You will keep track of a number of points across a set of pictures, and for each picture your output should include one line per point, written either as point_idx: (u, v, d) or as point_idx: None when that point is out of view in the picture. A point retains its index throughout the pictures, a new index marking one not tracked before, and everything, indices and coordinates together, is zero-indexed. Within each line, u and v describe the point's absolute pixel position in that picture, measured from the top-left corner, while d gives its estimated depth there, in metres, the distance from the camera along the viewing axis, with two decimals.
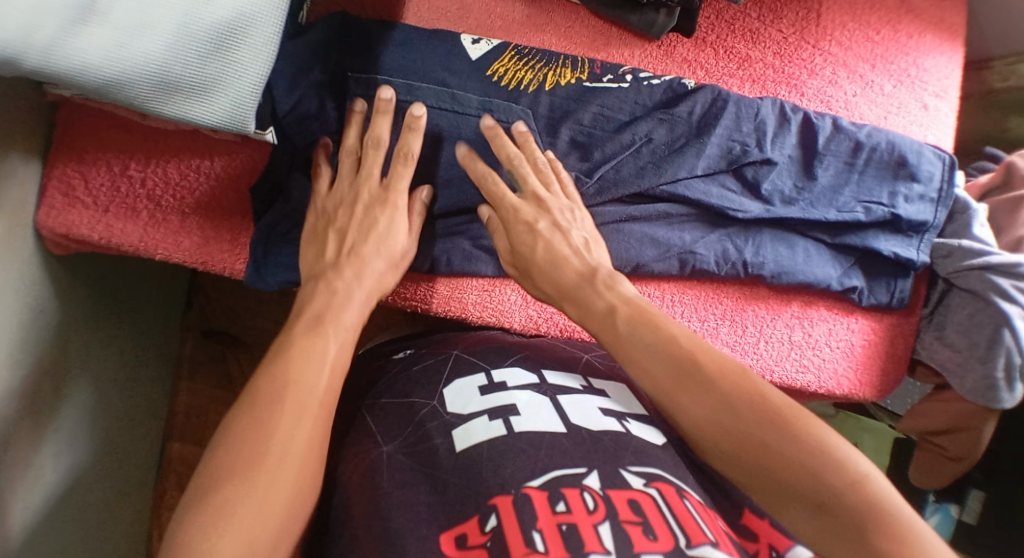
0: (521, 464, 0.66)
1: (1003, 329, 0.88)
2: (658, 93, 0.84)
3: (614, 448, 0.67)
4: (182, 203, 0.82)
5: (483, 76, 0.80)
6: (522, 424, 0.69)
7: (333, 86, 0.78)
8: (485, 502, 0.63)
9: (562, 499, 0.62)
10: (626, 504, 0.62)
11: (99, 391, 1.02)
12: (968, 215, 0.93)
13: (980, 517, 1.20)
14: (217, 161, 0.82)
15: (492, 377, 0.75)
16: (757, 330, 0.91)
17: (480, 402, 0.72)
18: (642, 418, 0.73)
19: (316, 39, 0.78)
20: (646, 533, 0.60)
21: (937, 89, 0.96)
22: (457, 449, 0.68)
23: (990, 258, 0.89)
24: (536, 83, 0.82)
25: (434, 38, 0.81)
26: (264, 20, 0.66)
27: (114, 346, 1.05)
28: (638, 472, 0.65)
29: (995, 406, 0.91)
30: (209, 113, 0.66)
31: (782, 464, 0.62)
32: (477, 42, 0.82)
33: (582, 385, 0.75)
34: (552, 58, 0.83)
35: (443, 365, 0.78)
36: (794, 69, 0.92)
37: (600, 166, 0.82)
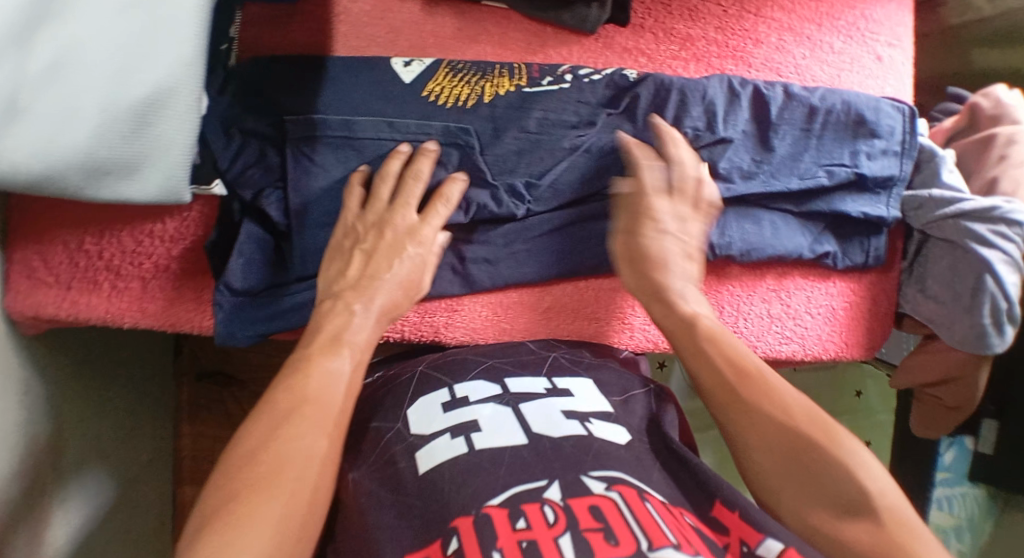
0: (483, 482, 0.65)
1: (986, 276, 0.87)
2: (601, 89, 0.83)
3: (576, 454, 0.68)
4: (143, 268, 0.83)
5: (420, 99, 0.79)
6: (482, 442, 0.69)
7: (273, 134, 0.78)
8: (447, 526, 0.63)
9: (522, 515, 0.61)
10: (587, 512, 0.61)
11: (101, 451, 1.03)
12: (935, 162, 0.92)
13: (996, 447, 1.23)
14: (169, 222, 0.82)
15: (453, 393, 0.76)
16: (733, 309, 0.90)
17: (442, 421, 0.73)
18: (605, 418, 0.73)
19: (235, 95, 0.79)
20: (608, 539, 0.59)
21: (889, 38, 0.94)
22: (421, 471, 0.69)
23: (964, 205, 0.88)
24: (475, 98, 0.80)
25: (365, 69, 0.80)
26: (183, 90, 0.66)
27: (109, 407, 1.05)
28: (600, 477, 0.65)
29: (988, 353, 0.90)
30: (143, 190, 0.67)
31: (825, 467, 0.65)
32: (408, 64, 0.81)
33: (544, 389, 0.76)
34: (488, 70, 0.82)
35: (407, 385, 0.79)
36: (738, 41, 0.89)
37: (551, 170, 0.81)
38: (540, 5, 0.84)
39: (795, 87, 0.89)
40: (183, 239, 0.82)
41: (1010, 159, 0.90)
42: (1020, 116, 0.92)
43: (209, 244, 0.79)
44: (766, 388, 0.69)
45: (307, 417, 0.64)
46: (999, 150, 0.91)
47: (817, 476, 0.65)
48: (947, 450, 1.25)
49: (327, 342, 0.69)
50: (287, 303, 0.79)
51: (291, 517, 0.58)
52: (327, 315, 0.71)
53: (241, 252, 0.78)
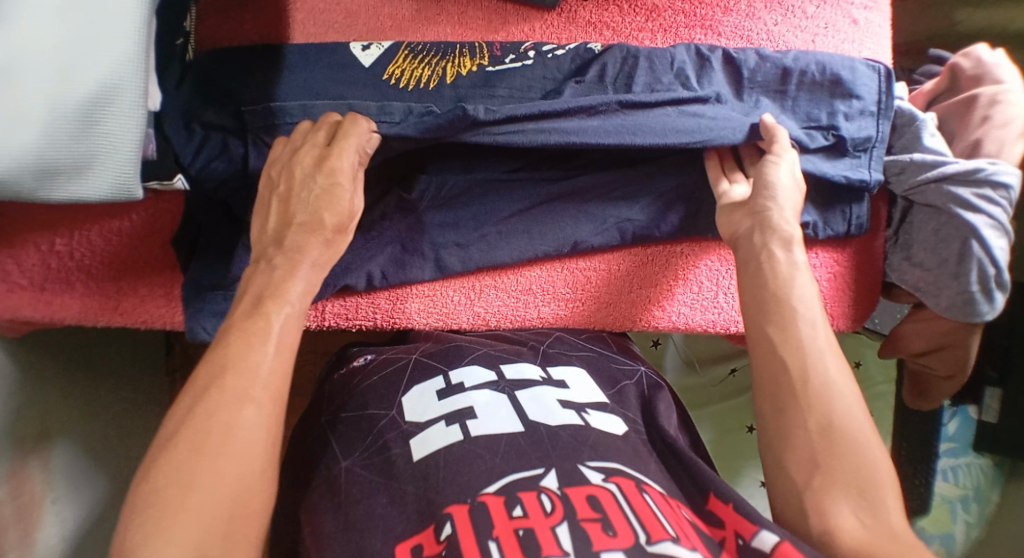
0: (477, 471, 0.64)
1: (972, 241, 0.84)
2: (566, 63, 0.81)
3: (573, 443, 0.67)
4: (113, 266, 0.82)
5: (379, 82, 0.77)
6: (477, 427, 0.68)
7: (233, 125, 0.76)
8: (440, 513, 0.62)
9: (519, 503, 0.61)
10: (585, 502, 0.61)
11: (89, 454, 1.02)
12: (915, 126, 0.89)
13: (1000, 414, 1.19)
14: (135, 217, 0.82)
15: (448, 380, 0.75)
16: (713, 284, 0.88)
17: (435, 408, 0.72)
18: (602, 408, 0.73)
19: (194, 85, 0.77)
20: (606, 530, 0.59)
21: (864, 1, 0.92)
22: (415, 458, 0.67)
23: (945, 168, 0.85)
24: (436, 79, 0.78)
25: (322, 56, 0.79)
26: (126, 86, 0.64)
27: (100, 406, 1.05)
28: (597, 467, 0.65)
29: (977, 321, 0.87)
30: (93, 189, 0.67)
31: (847, 460, 0.63)
32: (367, 48, 0.80)
33: (541, 377, 0.76)
34: (448, 51, 0.80)
35: (403, 371, 0.77)
36: (706, 10, 0.87)
37: (521, 122, 0.74)
38: None
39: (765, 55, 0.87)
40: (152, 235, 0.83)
41: (994, 119, 0.87)
42: (1001, 75, 0.89)
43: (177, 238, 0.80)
44: (820, 385, 0.66)
45: (231, 387, 0.61)
46: (982, 111, 0.88)
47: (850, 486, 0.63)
48: (950, 419, 1.25)
49: (249, 309, 0.66)
50: None
51: (216, 502, 0.57)
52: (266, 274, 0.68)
53: (212, 245, 0.79)
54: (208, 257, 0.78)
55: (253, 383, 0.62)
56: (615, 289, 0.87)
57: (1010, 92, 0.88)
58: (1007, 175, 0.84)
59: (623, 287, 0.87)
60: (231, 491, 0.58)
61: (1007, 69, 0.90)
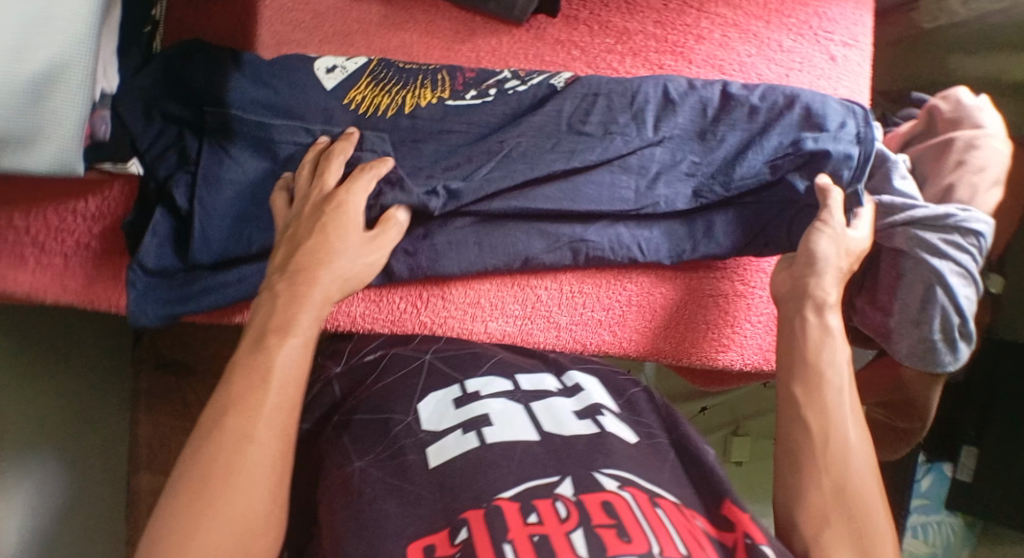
0: (493, 478, 0.63)
1: (937, 287, 0.81)
2: (525, 99, 0.81)
3: (588, 451, 0.66)
4: (65, 246, 0.82)
5: (340, 105, 0.79)
6: (494, 435, 0.68)
7: (191, 120, 0.78)
8: (456, 518, 0.61)
9: (534, 510, 0.60)
10: (598, 508, 0.60)
11: (49, 433, 1.00)
12: (887, 167, 0.87)
13: (975, 475, 1.15)
14: (92, 201, 0.82)
15: (465, 389, 0.74)
16: (667, 313, 0.88)
17: (451, 416, 0.71)
18: (615, 414, 0.73)
19: (157, 74, 0.78)
20: (621, 536, 0.57)
21: (844, 37, 0.90)
22: (429, 465, 0.67)
23: (916, 212, 0.82)
24: (395, 109, 0.80)
25: (284, 64, 0.80)
26: (77, 64, 0.66)
27: (63, 389, 1.04)
28: (611, 475, 0.63)
29: (939, 371, 0.85)
30: (37, 162, 0.69)
31: (850, 509, 0.64)
32: (332, 70, 0.80)
33: (556, 387, 0.76)
34: (410, 80, 0.81)
35: (415, 377, 0.77)
36: (677, 36, 0.87)
37: (474, 170, 0.78)
38: None
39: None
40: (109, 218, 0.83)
41: (969, 164, 0.85)
42: (980, 119, 0.87)
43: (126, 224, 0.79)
44: (838, 432, 0.67)
45: (230, 420, 0.60)
46: (956, 155, 0.86)
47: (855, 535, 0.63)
48: (924, 475, 1.18)
49: (252, 344, 0.65)
50: (199, 288, 0.79)
51: (231, 519, 0.58)
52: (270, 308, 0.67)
53: (153, 232, 0.77)
54: (146, 251, 0.77)
55: (260, 404, 0.62)
56: (567, 310, 0.86)
57: (988, 137, 0.86)
58: (978, 222, 0.82)
59: (575, 308, 0.86)
60: (239, 532, 0.58)
61: (988, 113, 0.88)
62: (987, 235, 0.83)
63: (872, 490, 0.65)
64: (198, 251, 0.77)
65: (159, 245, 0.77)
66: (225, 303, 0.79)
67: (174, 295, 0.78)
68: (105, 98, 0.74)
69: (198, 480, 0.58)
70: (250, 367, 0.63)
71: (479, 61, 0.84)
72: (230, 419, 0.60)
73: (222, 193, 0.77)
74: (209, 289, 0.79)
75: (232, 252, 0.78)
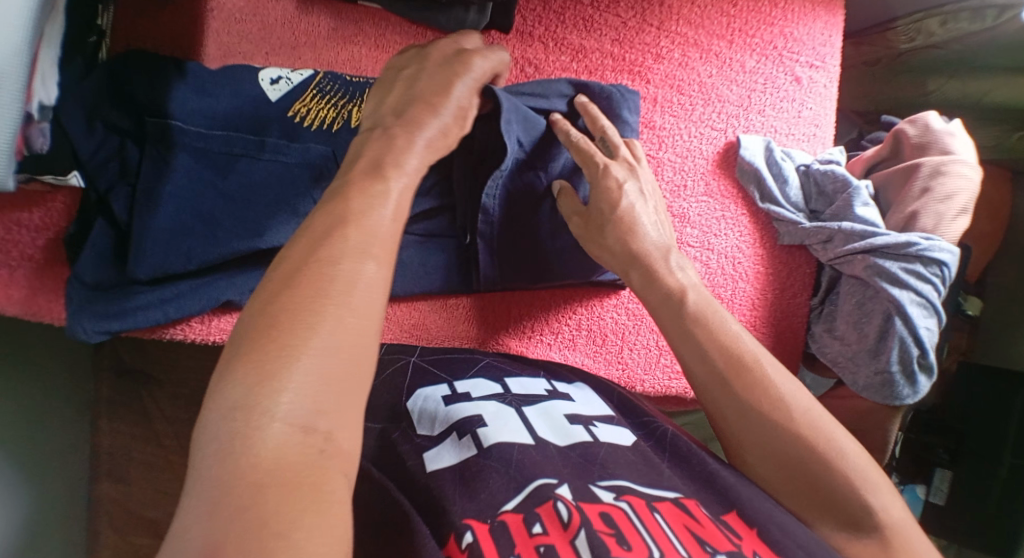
0: (496, 486, 0.63)
1: (895, 317, 0.79)
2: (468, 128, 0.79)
3: (584, 463, 0.66)
4: (8, 256, 0.81)
5: (285, 118, 0.78)
6: (490, 438, 0.67)
7: (134, 133, 0.76)
8: (456, 521, 0.61)
9: (539, 520, 0.60)
10: (597, 518, 0.60)
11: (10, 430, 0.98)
12: (848, 193, 0.83)
13: (948, 499, 1.12)
14: (35, 212, 0.82)
15: (454, 388, 0.74)
16: (618, 338, 0.88)
17: (444, 421, 0.70)
18: (610, 421, 0.73)
19: (98, 83, 0.76)
20: (621, 544, 0.58)
21: (811, 58, 0.87)
22: (427, 469, 0.67)
23: (876, 239, 0.80)
24: (341, 121, 0.79)
25: (228, 78, 0.78)
26: (8, 79, 0.65)
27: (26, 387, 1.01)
28: (608, 486, 0.64)
29: (896, 403, 0.82)
30: None
31: (809, 460, 0.66)
32: (276, 82, 0.79)
33: (546, 390, 0.75)
34: (356, 92, 0.81)
35: (401, 376, 0.77)
36: (635, 55, 0.85)
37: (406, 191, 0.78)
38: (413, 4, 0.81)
39: (685, 135, 0.85)
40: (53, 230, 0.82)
41: (935, 192, 0.82)
42: (950, 146, 0.84)
43: (69, 237, 0.79)
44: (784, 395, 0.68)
45: (355, 239, 0.54)
46: (922, 182, 0.83)
47: (826, 495, 0.65)
48: None
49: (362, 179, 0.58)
50: (139, 301, 0.78)
51: (339, 355, 0.50)
52: (378, 140, 0.62)
53: (91, 246, 0.77)
54: (82, 264, 0.76)
55: (371, 242, 0.55)
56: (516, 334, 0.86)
57: (960, 164, 0.82)
58: (941, 251, 0.79)
59: (524, 332, 0.86)
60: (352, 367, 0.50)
61: (960, 140, 0.85)
62: (951, 265, 0.80)
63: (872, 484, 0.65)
64: (135, 265, 0.75)
65: (95, 260, 0.76)
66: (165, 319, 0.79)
67: (111, 309, 0.77)
68: (44, 111, 0.73)
69: (287, 305, 0.50)
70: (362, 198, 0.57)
71: None
72: (342, 231, 0.54)
73: (161, 208, 0.75)
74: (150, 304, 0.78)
75: (168, 268, 0.76)
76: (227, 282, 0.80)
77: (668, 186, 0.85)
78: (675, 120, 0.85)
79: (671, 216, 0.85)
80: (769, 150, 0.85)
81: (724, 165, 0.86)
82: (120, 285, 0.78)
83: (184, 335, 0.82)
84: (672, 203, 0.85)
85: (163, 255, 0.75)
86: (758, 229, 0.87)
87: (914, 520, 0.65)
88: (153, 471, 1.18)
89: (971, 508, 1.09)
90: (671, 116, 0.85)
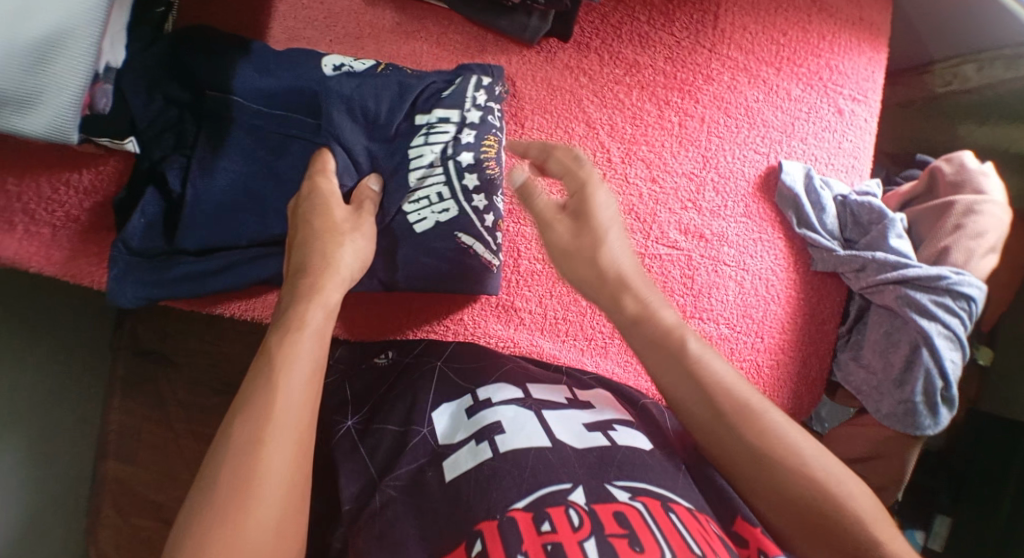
0: (507, 486, 0.64)
1: (923, 348, 0.81)
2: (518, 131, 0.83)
3: (600, 464, 0.66)
4: (53, 217, 0.82)
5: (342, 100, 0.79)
6: (506, 444, 0.68)
7: (193, 104, 0.78)
8: (471, 528, 0.62)
9: (548, 518, 0.61)
10: (611, 518, 0.61)
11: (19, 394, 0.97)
12: (883, 224, 0.85)
13: (947, 545, 1.11)
14: (86, 174, 0.82)
15: (477, 397, 0.74)
16: None
17: (466, 427, 0.71)
18: (628, 425, 0.72)
19: (163, 51, 0.77)
20: (633, 545, 0.58)
21: (854, 92, 0.90)
22: (445, 479, 0.67)
23: (907, 272, 0.82)
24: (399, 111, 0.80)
25: (288, 59, 0.79)
26: (82, 32, 0.67)
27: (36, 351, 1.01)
28: (624, 487, 0.64)
29: (918, 434, 0.83)
30: (34, 125, 0.69)
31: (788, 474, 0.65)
32: (338, 67, 0.80)
33: (565, 399, 0.75)
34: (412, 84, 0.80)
35: (428, 380, 0.77)
36: (687, 74, 0.87)
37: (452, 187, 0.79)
38: (478, 7, 0.84)
39: (729, 157, 0.87)
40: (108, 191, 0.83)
41: (967, 229, 0.84)
42: (982, 185, 0.87)
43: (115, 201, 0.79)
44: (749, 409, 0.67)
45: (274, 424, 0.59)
46: (955, 218, 0.85)
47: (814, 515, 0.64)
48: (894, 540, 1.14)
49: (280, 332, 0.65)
50: (178, 273, 0.78)
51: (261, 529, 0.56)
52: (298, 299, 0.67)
53: (143, 212, 0.78)
54: (133, 230, 0.77)
55: (274, 415, 0.60)
56: (549, 336, 0.87)
57: (991, 203, 0.85)
58: (970, 287, 0.81)
59: (559, 335, 0.87)
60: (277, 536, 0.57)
61: (992, 179, 0.88)
62: (979, 302, 0.82)
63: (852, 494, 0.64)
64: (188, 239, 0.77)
65: (142, 226, 0.78)
66: (200, 289, 0.79)
67: (154, 277, 0.78)
68: (109, 72, 0.74)
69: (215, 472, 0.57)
70: (281, 355, 0.63)
71: None
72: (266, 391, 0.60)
73: (215, 180, 0.76)
74: (191, 276, 0.79)
75: (221, 240, 0.78)
76: (250, 266, 0.79)
77: (706, 206, 0.87)
78: (719, 142, 0.87)
79: (709, 234, 0.86)
80: (809, 177, 0.87)
81: (764, 189, 0.88)
82: (165, 253, 0.79)
83: (224, 310, 0.83)
84: (710, 223, 0.87)
85: (217, 232, 0.77)
86: (792, 253, 0.88)
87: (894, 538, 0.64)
88: (158, 456, 1.15)
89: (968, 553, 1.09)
90: (717, 137, 0.87)
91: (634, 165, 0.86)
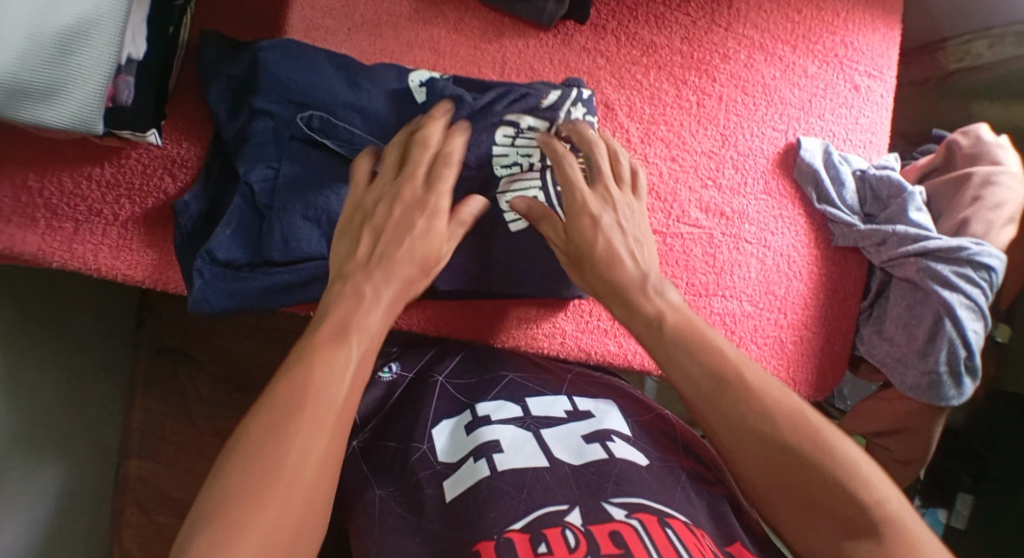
0: (504, 508, 0.63)
1: (946, 319, 0.80)
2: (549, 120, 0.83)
3: (596, 481, 0.65)
4: (76, 211, 0.82)
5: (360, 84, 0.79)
6: (505, 462, 0.67)
7: (231, 93, 0.79)
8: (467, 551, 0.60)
9: (544, 539, 0.59)
10: (608, 538, 0.59)
11: (39, 393, 0.96)
12: (903, 198, 0.84)
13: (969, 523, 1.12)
14: (108, 167, 0.82)
15: (475, 414, 0.74)
16: None
17: (464, 445, 0.70)
18: (626, 438, 0.71)
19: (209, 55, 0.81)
20: None
21: (870, 68, 0.90)
22: (445, 499, 0.66)
23: (928, 243, 0.81)
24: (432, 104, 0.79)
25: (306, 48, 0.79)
26: (107, 23, 0.67)
27: (57, 351, 1.00)
28: (620, 504, 0.63)
29: (943, 405, 0.83)
30: (59, 116, 0.68)
31: (805, 472, 0.63)
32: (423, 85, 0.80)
33: (565, 413, 0.74)
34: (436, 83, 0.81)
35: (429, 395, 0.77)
36: (703, 54, 0.88)
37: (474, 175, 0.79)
38: None
39: (748, 134, 0.88)
40: (139, 184, 0.83)
41: (985, 200, 0.84)
42: (1000, 157, 0.87)
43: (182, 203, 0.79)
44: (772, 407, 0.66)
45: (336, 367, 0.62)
46: (973, 191, 0.85)
47: (817, 482, 0.62)
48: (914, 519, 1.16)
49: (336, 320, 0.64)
50: (242, 288, 0.76)
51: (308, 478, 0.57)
52: (404, 212, 0.71)
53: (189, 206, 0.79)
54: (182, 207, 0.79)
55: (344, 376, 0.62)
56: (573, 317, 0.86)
57: (1008, 175, 0.85)
58: (990, 257, 0.81)
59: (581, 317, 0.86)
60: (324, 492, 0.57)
61: (1009, 152, 0.88)
62: (999, 271, 0.82)
63: (866, 480, 0.62)
64: (273, 248, 0.76)
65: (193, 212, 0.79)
66: (271, 302, 0.78)
67: (225, 288, 0.76)
68: (131, 64, 0.74)
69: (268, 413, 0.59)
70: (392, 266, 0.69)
71: (504, 62, 0.86)
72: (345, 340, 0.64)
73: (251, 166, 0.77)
74: (253, 289, 0.77)
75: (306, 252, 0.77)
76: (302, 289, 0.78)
77: (727, 183, 0.87)
78: (738, 120, 0.88)
79: (729, 212, 0.87)
80: (827, 153, 0.87)
81: (783, 165, 0.88)
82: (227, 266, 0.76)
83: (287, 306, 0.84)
84: (730, 200, 0.87)
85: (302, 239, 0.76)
86: (812, 229, 0.88)
87: (921, 520, 0.61)
88: (179, 452, 1.13)
89: (990, 530, 1.08)
90: (735, 115, 0.88)
91: (654, 145, 0.86)
